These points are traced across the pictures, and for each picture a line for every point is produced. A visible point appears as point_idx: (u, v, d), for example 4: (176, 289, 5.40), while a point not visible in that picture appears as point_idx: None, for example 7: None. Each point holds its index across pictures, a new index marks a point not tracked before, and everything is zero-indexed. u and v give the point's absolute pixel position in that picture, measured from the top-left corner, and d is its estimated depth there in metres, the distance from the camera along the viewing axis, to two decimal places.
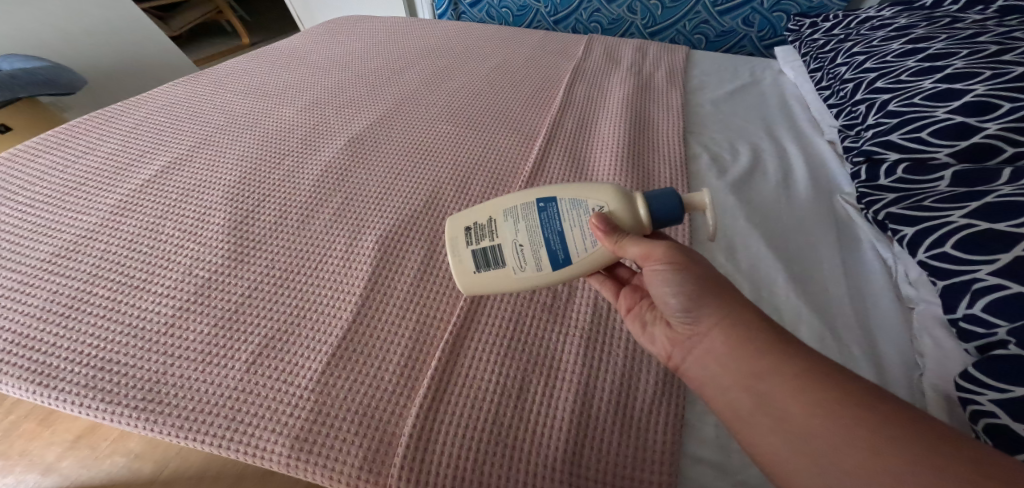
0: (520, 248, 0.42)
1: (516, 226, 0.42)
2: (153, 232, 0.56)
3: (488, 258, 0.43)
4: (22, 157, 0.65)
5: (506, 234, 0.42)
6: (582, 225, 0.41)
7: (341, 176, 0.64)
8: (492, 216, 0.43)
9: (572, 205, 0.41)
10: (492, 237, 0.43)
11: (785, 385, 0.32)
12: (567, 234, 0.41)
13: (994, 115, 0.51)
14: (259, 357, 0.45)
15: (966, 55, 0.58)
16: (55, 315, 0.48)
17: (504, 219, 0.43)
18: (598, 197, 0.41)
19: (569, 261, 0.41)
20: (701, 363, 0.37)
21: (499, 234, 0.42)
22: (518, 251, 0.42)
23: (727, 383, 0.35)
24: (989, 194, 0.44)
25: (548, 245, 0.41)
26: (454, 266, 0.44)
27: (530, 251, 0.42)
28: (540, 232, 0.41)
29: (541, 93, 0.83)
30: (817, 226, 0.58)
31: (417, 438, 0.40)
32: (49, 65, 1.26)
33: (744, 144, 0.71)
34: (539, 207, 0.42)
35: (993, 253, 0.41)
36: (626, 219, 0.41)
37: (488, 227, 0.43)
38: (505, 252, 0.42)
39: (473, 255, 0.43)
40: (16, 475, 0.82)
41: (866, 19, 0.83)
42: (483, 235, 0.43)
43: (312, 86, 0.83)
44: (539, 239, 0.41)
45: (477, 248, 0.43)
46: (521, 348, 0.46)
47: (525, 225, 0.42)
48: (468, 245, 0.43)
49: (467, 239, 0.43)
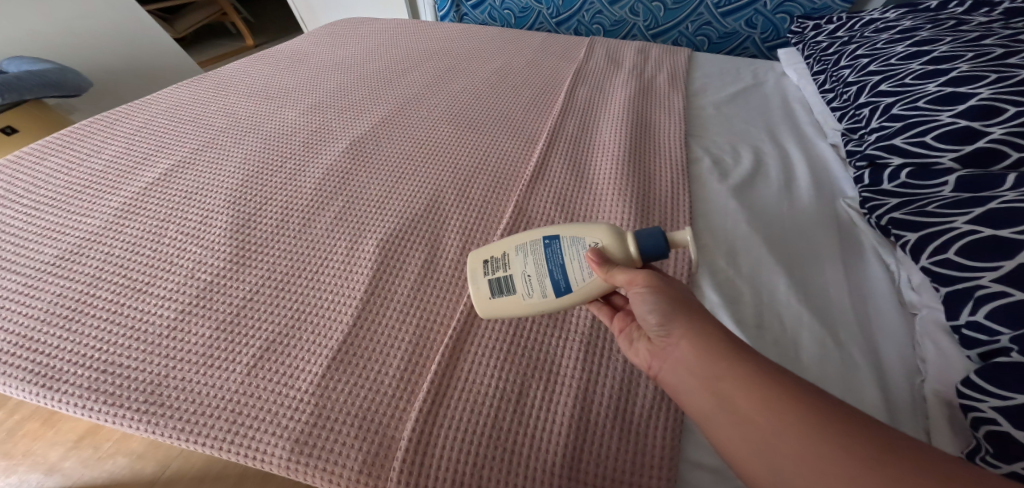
0: (528, 279, 0.43)
1: (526, 259, 0.44)
2: (156, 235, 0.56)
3: (499, 289, 0.44)
4: (27, 160, 0.66)
5: (516, 266, 0.44)
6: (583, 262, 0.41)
7: (342, 180, 0.64)
8: (505, 249, 0.45)
9: (573, 242, 0.42)
10: (503, 269, 0.44)
11: (745, 380, 0.32)
12: (568, 267, 0.42)
13: (999, 119, 0.50)
14: (260, 361, 0.45)
15: (971, 58, 0.58)
16: (59, 318, 0.48)
17: (515, 253, 0.44)
18: (597, 236, 0.41)
19: (570, 292, 0.42)
20: (673, 370, 0.36)
21: (509, 266, 0.44)
22: (525, 282, 0.43)
23: (693, 385, 0.34)
24: (993, 199, 0.44)
25: (552, 277, 0.42)
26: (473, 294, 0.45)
27: (536, 282, 0.43)
28: (546, 264, 0.43)
29: (542, 96, 0.83)
30: (819, 230, 0.58)
31: (416, 443, 0.40)
32: (58, 69, 1.28)
33: (746, 148, 0.71)
34: (544, 243, 0.43)
35: (996, 261, 0.41)
36: (619, 253, 0.41)
37: (501, 258, 0.45)
38: (514, 283, 0.44)
39: (488, 286, 0.45)
40: (20, 475, 0.83)
41: (870, 21, 0.83)
42: (496, 267, 0.45)
43: (314, 89, 0.83)
44: (544, 272, 0.42)
45: (492, 279, 0.45)
46: (521, 353, 0.46)
47: (533, 259, 0.43)
48: (485, 276, 0.45)
49: (482, 270, 0.45)
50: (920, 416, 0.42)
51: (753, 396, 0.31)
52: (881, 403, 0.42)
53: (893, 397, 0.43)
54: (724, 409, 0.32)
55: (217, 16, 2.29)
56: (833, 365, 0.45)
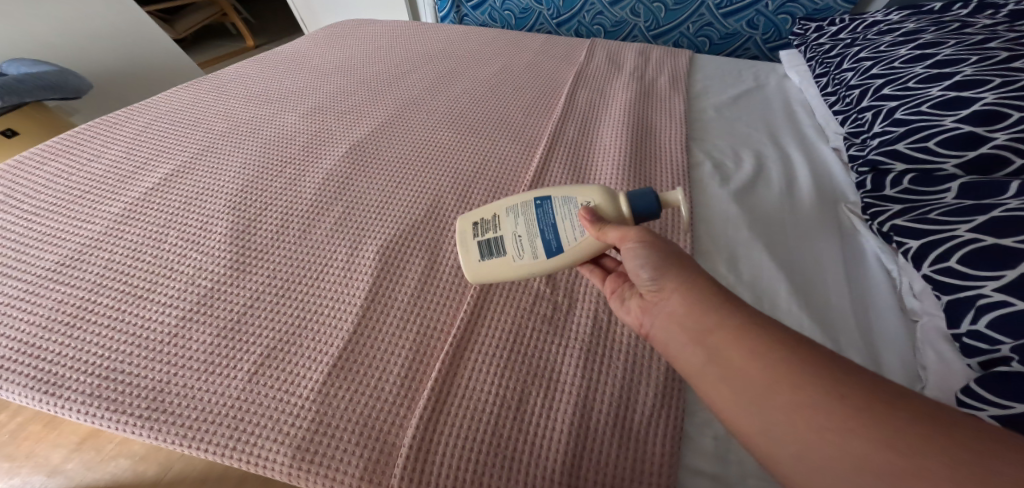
0: (519, 240, 0.46)
1: (518, 221, 0.47)
2: (156, 241, 0.56)
3: (491, 251, 0.47)
4: (27, 165, 0.66)
5: (508, 228, 0.47)
6: (572, 218, 0.45)
7: (342, 185, 0.64)
8: (496, 212, 0.48)
9: (564, 202, 0.46)
10: (496, 231, 0.47)
11: (734, 331, 0.33)
12: (559, 227, 0.45)
13: (1003, 124, 0.50)
14: (261, 367, 0.45)
15: (975, 62, 0.58)
16: (60, 324, 0.48)
17: (507, 216, 0.48)
18: (585, 194, 0.45)
19: (561, 251, 0.45)
20: (664, 326, 0.37)
21: (502, 228, 0.47)
22: (517, 243, 0.46)
23: (684, 340, 0.36)
24: (995, 208, 0.44)
25: (544, 237, 0.45)
26: (462, 256, 0.48)
27: (528, 242, 0.46)
28: (538, 225, 0.46)
29: (542, 99, 0.83)
30: (820, 236, 0.58)
31: (417, 450, 0.40)
32: (57, 71, 1.28)
33: (747, 151, 0.71)
34: (535, 204, 0.47)
35: (1000, 270, 0.40)
36: (610, 211, 0.44)
37: (493, 222, 0.48)
38: (506, 244, 0.47)
39: (478, 246, 0.48)
40: (23, 476, 0.83)
41: (872, 24, 0.82)
42: (488, 230, 0.48)
43: (314, 92, 0.83)
44: (535, 230, 0.46)
45: (482, 240, 0.48)
46: (521, 360, 0.46)
47: (525, 221, 0.46)
48: (475, 238, 0.48)
49: (474, 235, 0.48)
50: None
51: (749, 353, 0.32)
52: None
53: None
54: (715, 361, 0.34)
55: (217, 17, 2.28)
56: None
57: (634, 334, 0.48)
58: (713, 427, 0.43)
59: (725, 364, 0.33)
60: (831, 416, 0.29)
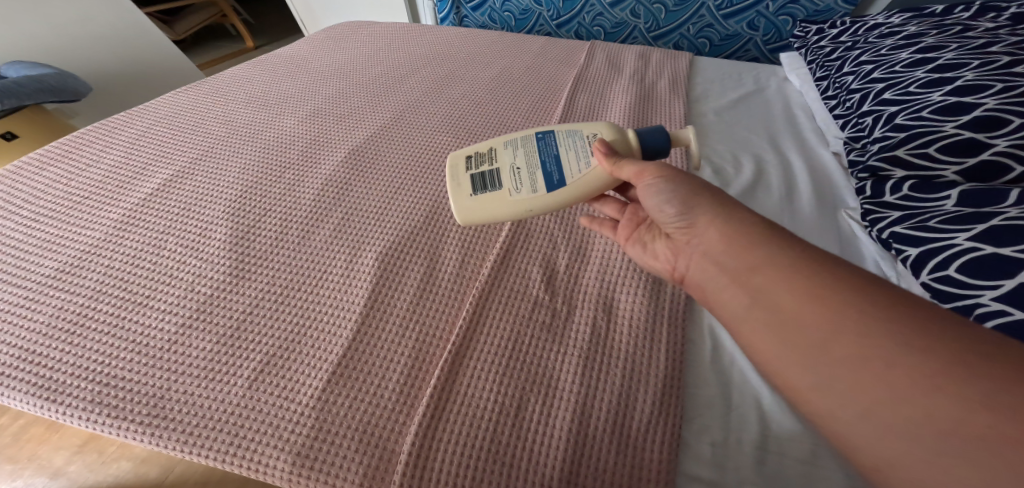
0: (521, 175, 0.50)
1: (519, 158, 0.51)
2: (155, 247, 0.56)
3: (494, 185, 0.50)
4: (27, 170, 0.66)
5: (509, 165, 0.51)
6: (576, 152, 0.50)
7: (342, 190, 0.64)
8: (494, 147, 0.52)
9: (567, 137, 0.51)
10: (497, 169, 0.51)
11: (781, 272, 0.34)
12: (561, 162, 0.50)
13: (1003, 131, 0.50)
14: (261, 373, 0.45)
15: (977, 67, 0.58)
16: (60, 331, 0.48)
17: (507, 152, 0.52)
18: (591, 129, 0.51)
19: (564, 182, 0.49)
20: (700, 263, 0.40)
21: (503, 165, 0.51)
22: (519, 178, 0.50)
23: (723, 280, 0.38)
24: (995, 216, 0.44)
25: (547, 171, 0.50)
26: (454, 191, 0.51)
27: (531, 177, 0.50)
28: (540, 160, 0.50)
29: (541, 102, 0.83)
30: (819, 242, 0.58)
31: (416, 458, 0.40)
32: (56, 73, 1.28)
33: (747, 156, 0.71)
34: (537, 139, 0.52)
35: (997, 279, 0.41)
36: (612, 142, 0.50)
37: (493, 161, 0.51)
38: (508, 179, 0.50)
39: (472, 180, 0.51)
40: (27, 478, 0.84)
41: (873, 26, 0.82)
42: (489, 168, 0.51)
43: (313, 96, 0.83)
44: (536, 163, 0.50)
45: (476, 173, 0.51)
46: (519, 367, 0.46)
47: (526, 155, 0.51)
48: (469, 171, 0.52)
49: (475, 173, 0.51)
50: None
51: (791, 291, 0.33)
52: None
53: None
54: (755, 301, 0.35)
55: (216, 17, 2.28)
56: None
57: (633, 340, 0.48)
58: (711, 433, 0.42)
59: (763, 302, 0.34)
60: (862, 355, 0.29)
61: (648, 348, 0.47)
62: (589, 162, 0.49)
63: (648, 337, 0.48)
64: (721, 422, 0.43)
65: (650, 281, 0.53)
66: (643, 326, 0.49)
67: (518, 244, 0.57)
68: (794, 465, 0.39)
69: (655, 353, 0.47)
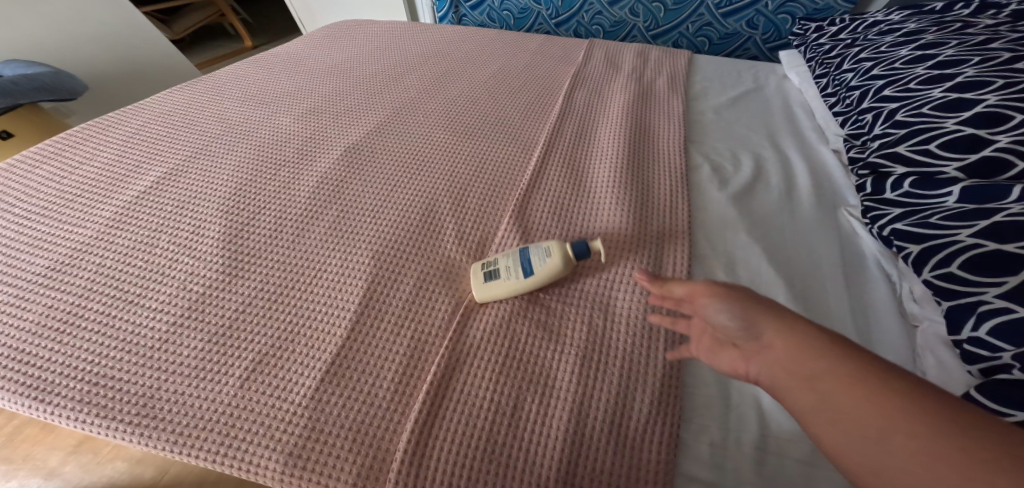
0: (510, 269, 0.51)
1: (511, 254, 0.52)
2: (148, 246, 0.55)
3: (491, 277, 0.51)
4: (20, 168, 0.65)
5: (503, 259, 0.52)
6: (540, 252, 0.51)
7: (338, 187, 0.64)
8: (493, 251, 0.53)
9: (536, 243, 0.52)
10: (493, 262, 0.52)
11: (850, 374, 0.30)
12: (531, 255, 0.51)
13: (1005, 127, 0.49)
14: (254, 372, 0.45)
15: (977, 63, 0.57)
16: (50, 330, 0.48)
17: (502, 254, 0.53)
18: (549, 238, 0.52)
19: (532, 275, 0.50)
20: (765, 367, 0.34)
21: (497, 260, 0.52)
22: (510, 271, 0.50)
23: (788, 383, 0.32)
24: (998, 212, 0.44)
25: (523, 265, 0.50)
26: (472, 281, 0.51)
27: (518, 271, 0.50)
28: (519, 256, 0.51)
29: (539, 100, 0.82)
30: (820, 240, 0.57)
31: (411, 457, 0.40)
32: (52, 72, 1.27)
33: (747, 154, 0.70)
34: (519, 247, 0.53)
35: (1001, 277, 0.41)
36: (561, 252, 0.50)
37: (490, 257, 0.53)
38: (504, 271, 0.51)
39: (480, 273, 0.52)
40: (21, 479, 0.83)
41: (873, 24, 0.82)
42: (487, 262, 0.52)
43: (309, 94, 0.82)
44: (515, 261, 0.51)
45: (483, 267, 0.52)
46: (515, 366, 0.45)
47: (511, 255, 0.52)
48: (479, 265, 0.52)
49: (477, 265, 0.52)
50: None
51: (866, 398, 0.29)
52: None
53: None
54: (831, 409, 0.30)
55: (215, 17, 2.27)
56: None
57: (631, 338, 0.47)
58: (709, 433, 0.42)
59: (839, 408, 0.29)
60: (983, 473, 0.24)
61: (647, 347, 0.46)
62: (545, 261, 0.50)
63: (646, 335, 0.47)
64: (721, 422, 0.42)
65: None
66: (642, 324, 0.48)
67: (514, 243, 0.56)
68: (794, 466, 0.39)
69: (653, 352, 0.46)
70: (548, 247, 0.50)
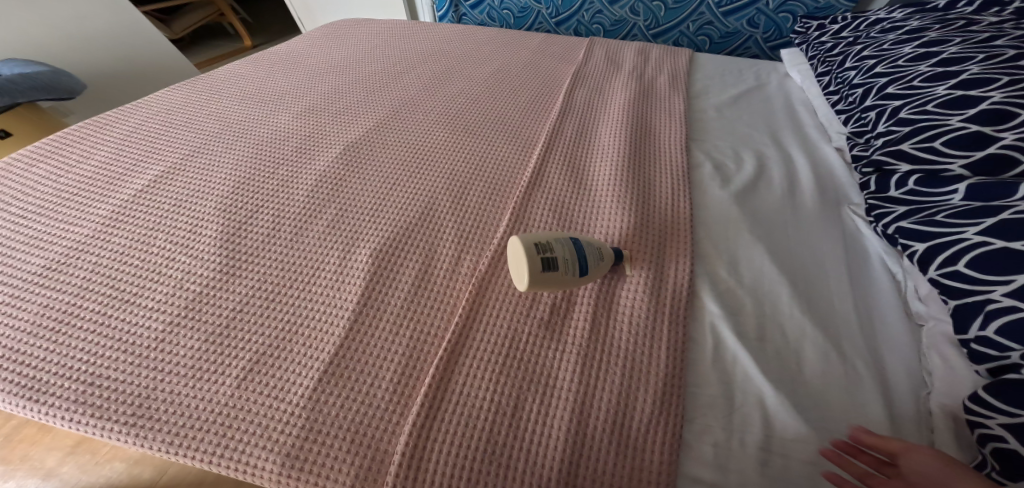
0: (568, 261, 0.47)
1: (567, 244, 0.48)
2: (144, 245, 0.55)
3: (549, 268, 0.47)
4: (17, 166, 0.65)
5: (560, 248, 0.48)
6: (596, 253, 0.50)
7: (336, 186, 0.63)
8: (541, 238, 0.48)
9: (586, 240, 0.50)
10: (550, 249, 0.47)
11: None
12: (588, 250, 0.49)
13: (1011, 124, 0.49)
14: (250, 372, 0.44)
15: (982, 60, 0.56)
16: (45, 329, 0.47)
17: (554, 243, 0.48)
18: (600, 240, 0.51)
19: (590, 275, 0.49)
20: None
21: (554, 248, 0.48)
22: (568, 263, 0.47)
23: None
24: (1005, 209, 0.43)
25: (580, 259, 0.48)
26: (524, 273, 0.46)
27: (575, 265, 0.48)
28: (577, 247, 0.48)
29: (540, 99, 0.82)
30: (823, 238, 0.57)
31: (409, 459, 0.39)
32: (50, 71, 1.27)
33: (748, 152, 0.70)
34: (571, 238, 0.49)
35: (1009, 274, 0.40)
36: (609, 257, 0.51)
37: (545, 242, 0.48)
38: (562, 263, 0.47)
39: (535, 262, 0.46)
40: (18, 480, 0.82)
41: (875, 22, 0.81)
42: (543, 248, 0.47)
43: (308, 92, 0.82)
44: (577, 256, 0.48)
45: (538, 257, 0.46)
46: (516, 366, 0.45)
47: (568, 248, 0.48)
48: (531, 254, 0.46)
49: (534, 251, 0.47)
50: (924, 430, 0.41)
51: None
52: (885, 417, 0.41)
53: (898, 413, 0.42)
54: None
55: (215, 17, 2.27)
56: (836, 377, 0.43)
57: (633, 338, 0.46)
58: (712, 433, 0.41)
59: None
60: None
61: (649, 346, 0.46)
62: (602, 263, 0.50)
63: (649, 334, 0.47)
64: (724, 422, 0.41)
65: (651, 277, 0.51)
66: (644, 323, 0.47)
67: None
68: (798, 467, 0.38)
69: (655, 351, 0.45)
70: (602, 249, 0.50)
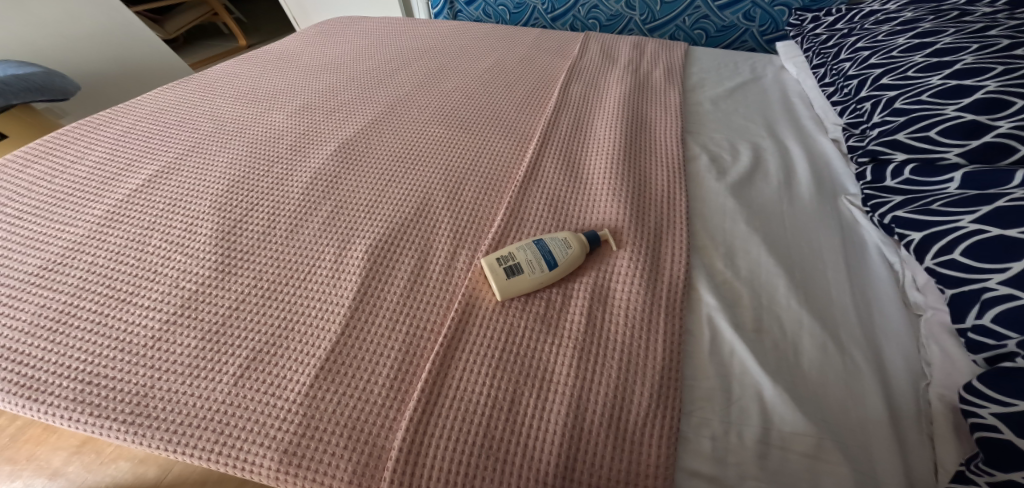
0: (532, 262, 0.50)
1: (529, 249, 0.51)
2: (140, 243, 0.55)
3: (516, 274, 0.50)
4: (11, 167, 0.65)
5: (522, 255, 0.51)
6: (558, 244, 0.52)
7: (331, 183, 0.63)
8: (506, 251, 0.52)
9: (552, 239, 0.52)
10: (511, 258, 0.51)
11: None
12: (552, 246, 0.51)
13: (1006, 113, 0.49)
14: (247, 370, 0.44)
15: (977, 49, 0.56)
16: (43, 329, 0.47)
17: (519, 251, 0.51)
18: (563, 233, 0.53)
19: (558, 265, 0.50)
20: None
21: (515, 256, 0.51)
22: (532, 264, 0.50)
23: None
24: (1000, 197, 0.43)
25: (546, 257, 0.51)
26: (495, 279, 0.49)
27: (541, 263, 0.50)
28: (539, 247, 0.51)
29: (534, 94, 0.81)
30: (820, 229, 0.57)
31: (406, 454, 0.39)
32: (42, 72, 1.26)
33: (744, 143, 0.70)
34: (534, 241, 0.52)
35: (1004, 262, 0.40)
36: (578, 246, 0.52)
37: (507, 253, 0.51)
38: (526, 266, 0.50)
39: (500, 270, 0.50)
40: (25, 479, 0.82)
41: (869, 12, 0.81)
42: (506, 258, 0.51)
43: (301, 91, 0.82)
44: (538, 254, 0.51)
45: (501, 266, 0.50)
46: (513, 360, 0.45)
47: (529, 251, 0.51)
48: (495, 264, 0.50)
49: (496, 262, 0.50)
50: (923, 422, 0.41)
51: None
52: (884, 408, 0.41)
53: (897, 404, 0.42)
54: None
55: (210, 16, 2.27)
56: (834, 368, 0.43)
57: (630, 330, 0.46)
58: (710, 427, 0.41)
59: None
60: None
61: (645, 339, 0.46)
62: (568, 249, 0.51)
63: (645, 327, 0.46)
64: (722, 415, 0.41)
65: (646, 269, 0.51)
66: (641, 314, 0.47)
67: (509, 235, 0.56)
68: (797, 460, 0.38)
69: (652, 343, 0.45)
70: (567, 239, 0.52)
